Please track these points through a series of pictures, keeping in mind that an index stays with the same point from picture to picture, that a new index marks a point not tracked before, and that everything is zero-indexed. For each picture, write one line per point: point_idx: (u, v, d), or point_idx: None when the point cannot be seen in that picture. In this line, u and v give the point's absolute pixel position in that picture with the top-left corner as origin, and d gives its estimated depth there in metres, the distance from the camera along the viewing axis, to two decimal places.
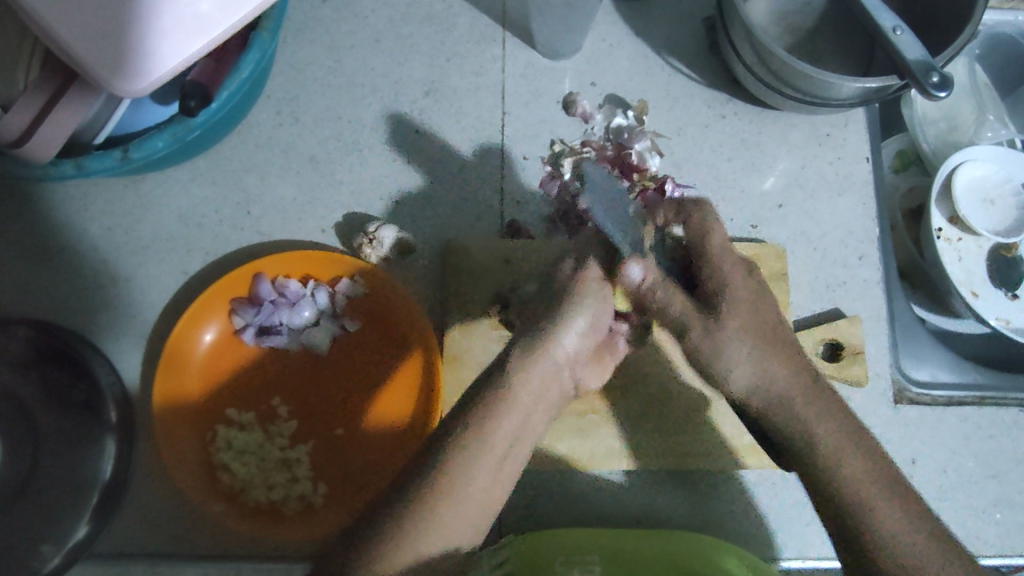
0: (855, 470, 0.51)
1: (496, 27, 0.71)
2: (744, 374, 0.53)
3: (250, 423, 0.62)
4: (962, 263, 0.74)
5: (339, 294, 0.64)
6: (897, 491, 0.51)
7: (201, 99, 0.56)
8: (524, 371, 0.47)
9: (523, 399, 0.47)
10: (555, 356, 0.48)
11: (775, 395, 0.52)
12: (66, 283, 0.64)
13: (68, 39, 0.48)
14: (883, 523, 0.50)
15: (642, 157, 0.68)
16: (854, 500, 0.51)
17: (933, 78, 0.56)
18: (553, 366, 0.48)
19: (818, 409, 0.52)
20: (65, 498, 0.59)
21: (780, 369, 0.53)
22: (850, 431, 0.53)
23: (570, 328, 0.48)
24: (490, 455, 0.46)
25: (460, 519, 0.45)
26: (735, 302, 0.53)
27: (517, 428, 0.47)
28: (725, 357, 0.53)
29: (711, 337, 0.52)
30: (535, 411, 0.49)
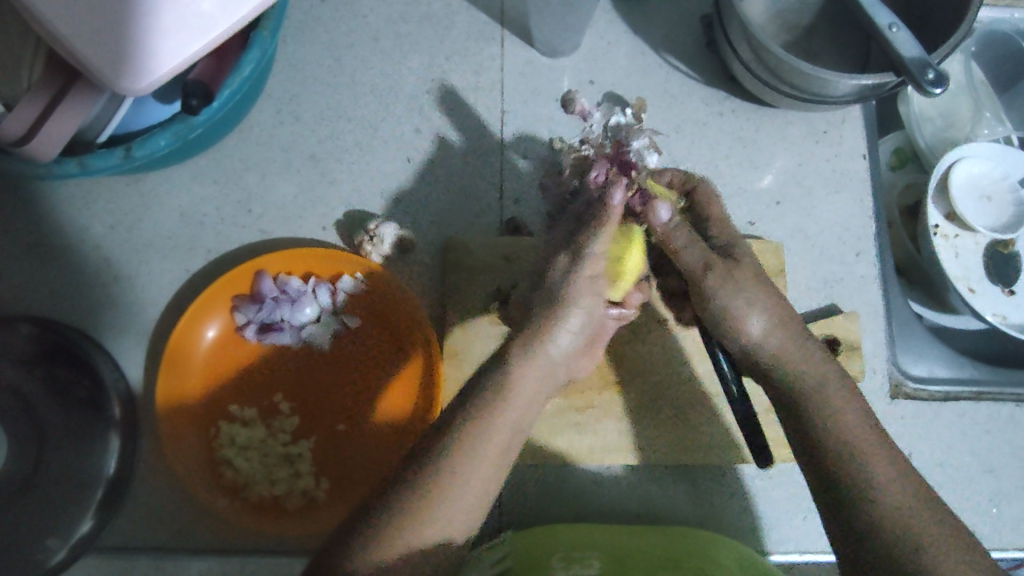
0: (853, 417, 0.50)
1: (494, 25, 0.72)
2: (757, 316, 0.52)
3: (253, 419, 0.63)
4: (959, 259, 0.74)
5: (340, 291, 0.64)
6: (881, 441, 0.49)
7: (202, 96, 0.56)
8: (523, 365, 0.49)
9: (521, 400, 0.49)
10: (552, 352, 0.50)
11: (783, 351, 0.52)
12: (71, 281, 0.64)
13: (71, 38, 0.49)
14: (870, 471, 0.48)
15: (641, 154, 0.67)
16: (842, 448, 0.49)
17: (929, 75, 0.56)
18: (552, 363, 0.50)
19: (813, 357, 0.52)
20: (70, 494, 0.59)
21: (783, 334, 0.52)
22: (837, 375, 0.52)
23: (565, 323, 0.50)
24: (488, 458, 0.47)
25: (456, 509, 0.47)
26: (744, 250, 0.55)
27: (516, 421, 0.49)
28: (739, 301, 0.52)
29: (730, 277, 0.52)
30: (533, 409, 0.50)
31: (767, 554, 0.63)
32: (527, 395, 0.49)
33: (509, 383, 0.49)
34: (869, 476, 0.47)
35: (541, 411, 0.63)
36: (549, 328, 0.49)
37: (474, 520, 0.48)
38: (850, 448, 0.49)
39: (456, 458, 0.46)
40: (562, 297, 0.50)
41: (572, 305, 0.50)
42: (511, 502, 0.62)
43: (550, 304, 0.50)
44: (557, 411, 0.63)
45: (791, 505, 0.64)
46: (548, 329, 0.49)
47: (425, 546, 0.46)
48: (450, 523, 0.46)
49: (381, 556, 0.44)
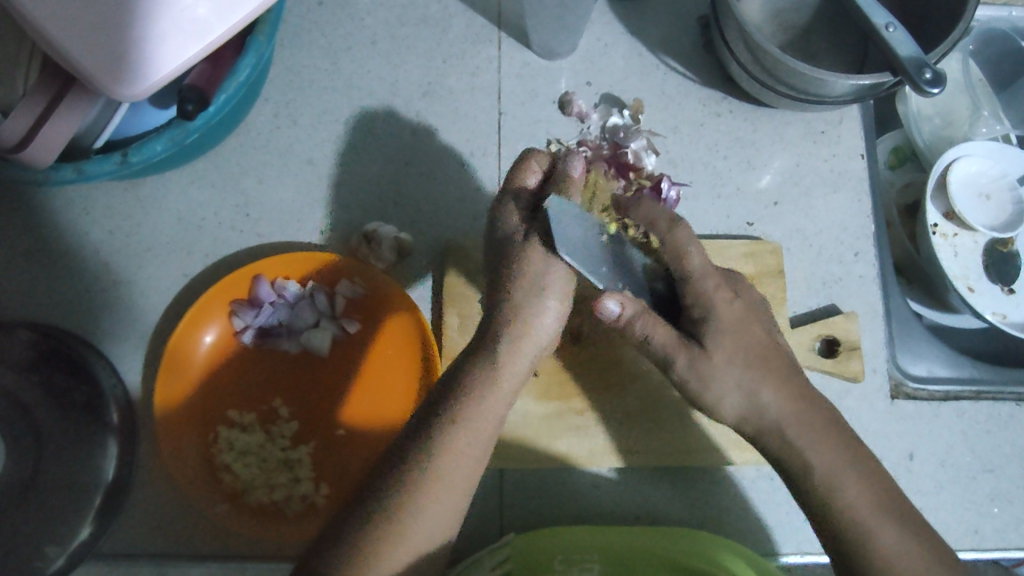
0: (849, 487, 0.52)
1: (491, 28, 0.72)
2: (733, 400, 0.54)
3: (252, 424, 0.62)
4: (958, 258, 0.74)
5: (338, 295, 0.64)
6: (889, 509, 0.52)
7: (198, 103, 0.56)
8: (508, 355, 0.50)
9: (507, 380, 0.50)
10: (535, 335, 0.51)
11: (768, 427, 0.54)
12: (68, 286, 0.64)
13: (66, 43, 0.49)
14: (878, 541, 0.51)
15: (637, 155, 0.68)
16: (847, 521, 0.52)
17: (927, 75, 0.56)
18: (535, 345, 0.51)
19: (808, 429, 0.53)
20: (67, 500, 0.59)
21: (771, 395, 0.54)
22: (841, 449, 0.53)
23: (545, 303, 0.51)
24: (478, 436, 0.48)
25: (452, 500, 0.47)
26: (721, 332, 0.54)
27: (503, 409, 0.50)
28: (711, 385, 0.54)
29: (696, 368, 0.53)
30: (517, 391, 0.51)
31: (770, 556, 0.63)
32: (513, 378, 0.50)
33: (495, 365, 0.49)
34: (878, 548, 0.51)
35: (540, 415, 0.63)
36: (532, 309, 0.51)
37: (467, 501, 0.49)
38: (856, 521, 0.52)
39: (447, 437, 0.47)
40: (530, 279, 0.51)
41: (546, 292, 0.51)
42: (510, 506, 0.62)
43: (524, 282, 0.51)
44: (557, 413, 0.63)
45: (791, 507, 0.64)
46: (524, 314, 0.51)
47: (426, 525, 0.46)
48: (446, 501, 0.47)
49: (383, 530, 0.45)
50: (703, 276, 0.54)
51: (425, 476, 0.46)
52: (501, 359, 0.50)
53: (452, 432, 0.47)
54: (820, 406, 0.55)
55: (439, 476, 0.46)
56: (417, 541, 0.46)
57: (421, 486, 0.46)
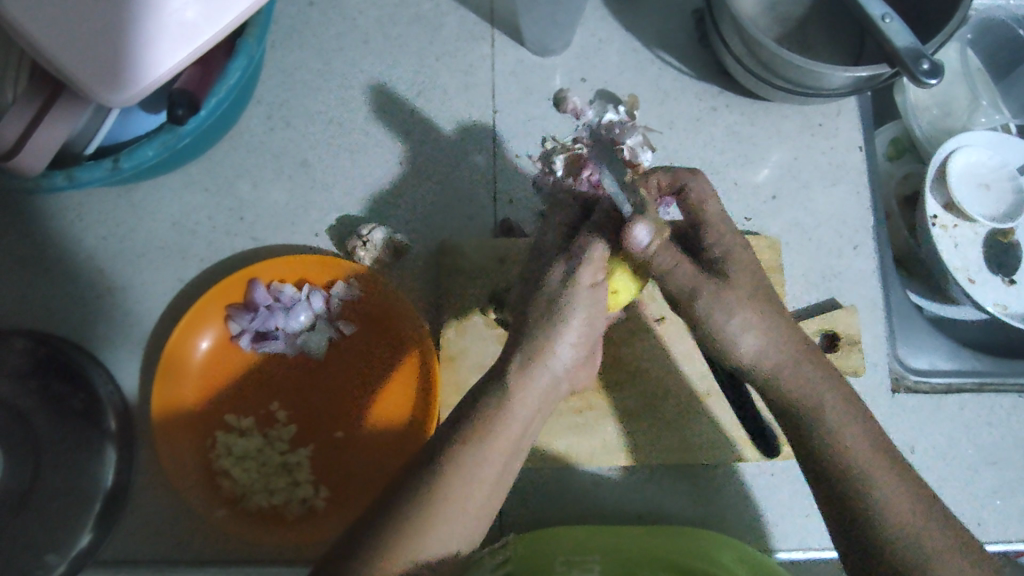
0: (854, 437, 0.49)
1: (484, 25, 0.71)
2: (755, 335, 0.50)
3: (250, 429, 0.62)
4: (958, 249, 0.73)
5: (334, 297, 0.64)
6: (888, 456, 0.49)
7: (189, 107, 0.55)
8: (520, 389, 0.48)
9: (521, 412, 0.48)
10: (555, 365, 0.49)
11: (784, 362, 0.50)
12: (64, 294, 0.64)
13: (51, 49, 0.48)
14: (883, 499, 0.48)
15: (634, 152, 0.68)
16: (845, 466, 0.49)
17: (924, 65, 0.55)
18: (550, 380, 0.49)
19: (816, 370, 0.50)
20: (66, 509, 0.59)
21: (786, 331, 0.50)
22: (840, 392, 0.50)
23: (563, 338, 0.48)
24: (490, 473, 0.46)
25: (453, 538, 0.45)
26: (738, 269, 0.50)
27: (515, 443, 0.48)
28: (730, 323, 0.49)
29: (714, 303, 0.49)
30: (533, 417, 0.49)
31: (769, 553, 0.62)
32: (529, 407, 0.48)
33: (510, 396, 0.48)
34: (877, 500, 0.48)
35: None
36: (548, 348, 0.48)
37: (473, 540, 0.47)
38: (856, 470, 0.49)
39: (457, 478, 0.45)
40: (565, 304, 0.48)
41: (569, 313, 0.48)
42: (511, 506, 0.62)
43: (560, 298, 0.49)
44: (556, 412, 0.63)
45: (793, 502, 0.63)
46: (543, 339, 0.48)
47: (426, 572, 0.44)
48: (452, 537, 0.45)
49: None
50: (722, 220, 0.52)
51: (428, 516, 0.45)
52: (513, 387, 0.48)
53: (453, 464, 0.45)
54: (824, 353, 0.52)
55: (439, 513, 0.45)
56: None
57: (422, 527, 0.44)
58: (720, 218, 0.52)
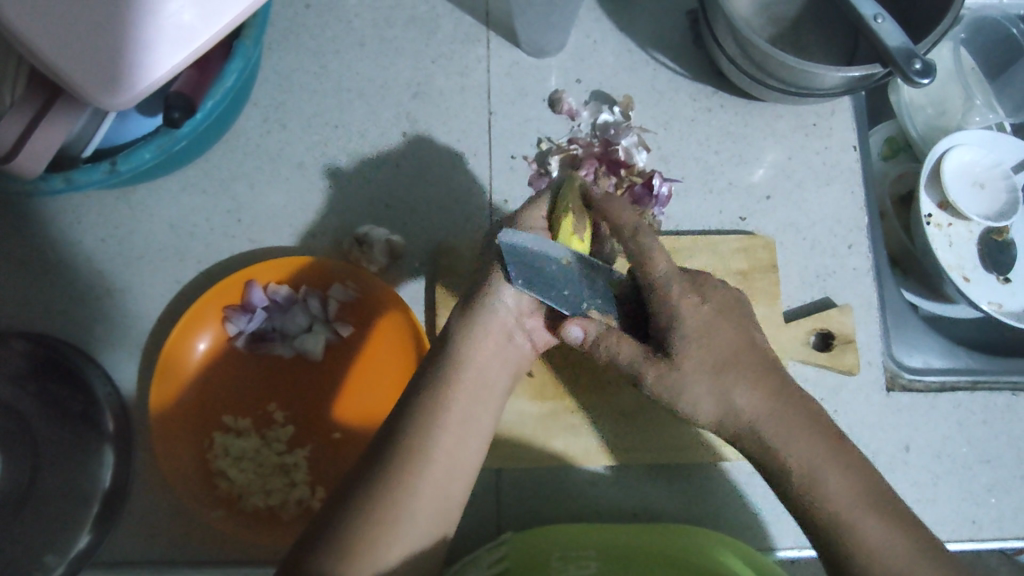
0: (828, 478, 0.51)
1: (480, 27, 0.72)
2: (707, 407, 0.52)
3: (248, 429, 0.63)
4: (953, 248, 0.74)
5: (331, 298, 0.64)
6: (871, 499, 0.51)
7: (184, 110, 0.56)
8: (468, 338, 0.52)
9: (474, 364, 0.52)
10: (498, 321, 0.53)
11: (738, 429, 0.53)
12: (63, 296, 0.64)
13: (48, 52, 0.48)
14: (859, 534, 0.50)
15: (629, 152, 0.68)
16: (815, 505, 0.51)
17: (916, 65, 0.56)
18: (499, 329, 0.53)
19: (779, 428, 0.52)
20: (65, 509, 0.59)
21: (745, 398, 0.52)
22: (818, 443, 0.52)
23: (504, 292, 0.53)
24: (456, 422, 0.50)
25: (431, 494, 0.48)
26: (688, 337, 0.52)
27: (474, 392, 0.51)
28: (685, 395, 0.52)
29: (664, 380, 0.52)
30: (487, 368, 0.52)
31: (766, 551, 0.63)
32: (480, 359, 0.52)
33: (460, 352, 0.52)
34: (860, 540, 0.50)
35: (536, 414, 0.63)
36: (490, 300, 0.52)
37: (453, 496, 0.49)
38: (833, 517, 0.50)
39: (425, 428, 0.48)
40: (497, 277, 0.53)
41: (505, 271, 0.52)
42: (508, 506, 0.62)
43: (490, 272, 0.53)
44: (553, 412, 0.63)
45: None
46: (485, 296, 0.52)
47: (412, 516, 0.47)
48: (429, 491, 0.48)
49: (370, 522, 0.46)
50: (671, 281, 0.51)
51: (406, 467, 0.47)
52: (463, 345, 0.52)
53: (419, 418, 0.49)
54: (790, 401, 0.53)
55: (414, 466, 0.47)
56: (407, 528, 0.47)
57: (404, 477, 0.47)
58: (665, 282, 0.51)
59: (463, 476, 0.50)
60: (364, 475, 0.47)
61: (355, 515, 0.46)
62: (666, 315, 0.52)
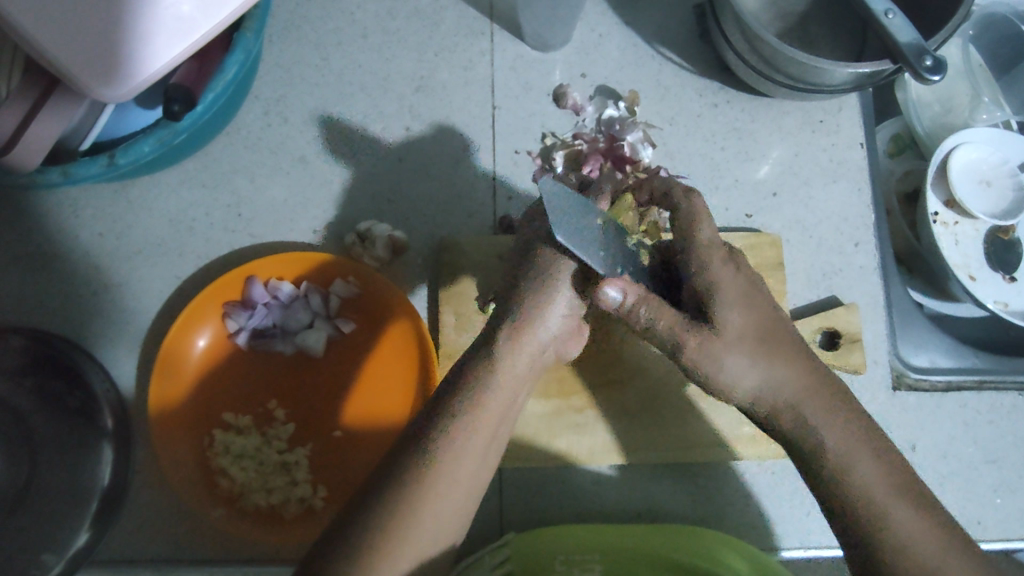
0: (862, 465, 0.50)
1: (483, 20, 0.71)
2: (749, 379, 0.50)
3: (248, 427, 0.62)
4: (959, 247, 0.73)
5: (332, 294, 0.63)
6: (902, 486, 0.51)
7: (184, 103, 0.55)
8: (510, 357, 0.48)
9: (506, 384, 0.48)
10: (536, 341, 0.49)
11: (781, 405, 0.51)
12: (60, 291, 0.63)
13: (46, 43, 0.47)
14: (892, 524, 0.49)
15: (634, 148, 0.67)
16: (854, 495, 0.50)
17: (927, 62, 0.55)
18: (537, 347, 0.49)
19: (822, 406, 0.51)
20: (65, 506, 0.59)
21: (787, 371, 0.50)
22: (852, 426, 0.51)
23: (554, 310, 0.49)
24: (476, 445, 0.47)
25: (440, 517, 0.46)
26: (728, 305, 0.50)
27: (502, 413, 0.49)
28: (723, 366, 0.49)
29: (707, 348, 0.49)
30: (517, 388, 0.49)
31: (770, 551, 0.62)
32: (514, 380, 0.49)
33: (494, 371, 0.48)
34: (894, 530, 0.49)
35: (539, 413, 0.62)
36: (537, 318, 0.48)
37: (462, 512, 0.48)
38: (869, 503, 0.50)
39: (448, 448, 0.46)
40: (551, 278, 0.48)
41: (559, 285, 0.48)
42: (510, 507, 0.62)
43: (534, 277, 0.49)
44: (555, 412, 0.62)
45: (793, 501, 0.63)
46: (531, 311, 0.48)
47: (416, 537, 0.46)
48: (441, 515, 0.46)
49: (379, 542, 0.45)
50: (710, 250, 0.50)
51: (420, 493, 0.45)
52: (501, 364, 0.48)
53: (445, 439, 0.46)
54: (833, 386, 0.52)
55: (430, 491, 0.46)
56: (416, 546, 0.46)
57: (418, 496, 0.45)
58: (709, 245, 0.50)
59: (472, 494, 0.48)
60: (377, 502, 0.45)
61: (367, 537, 0.45)
62: (702, 279, 0.50)
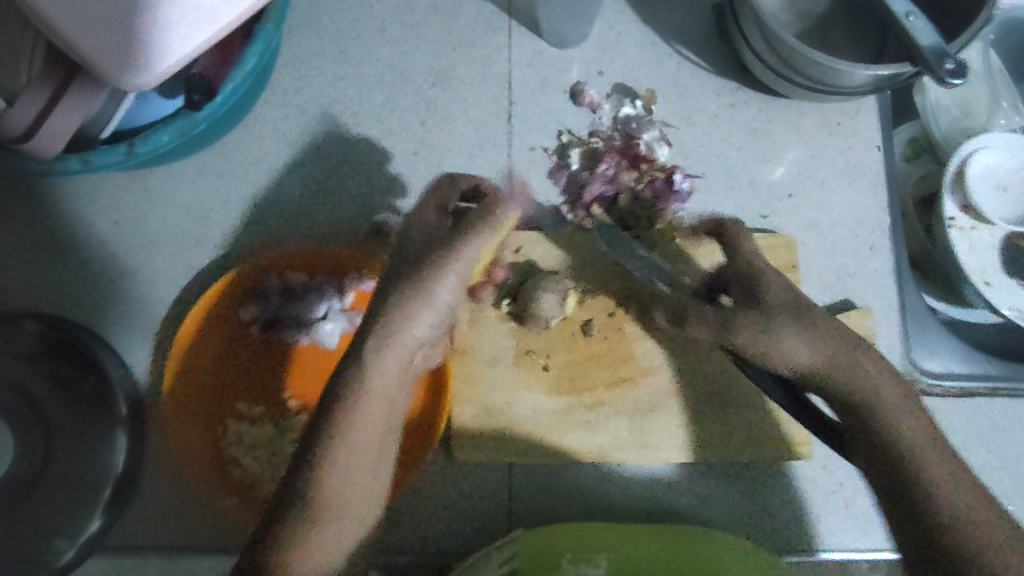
0: (900, 429, 0.52)
1: (502, 16, 0.70)
2: (797, 352, 0.53)
3: (261, 417, 0.63)
4: (974, 253, 0.73)
5: (349, 287, 0.63)
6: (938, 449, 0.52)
7: (204, 93, 0.57)
8: (411, 322, 0.51)
9: (397, 351, 0.51)
10: (432, 305, 0.52)
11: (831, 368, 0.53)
12: (75, 278, 0.64)
13: (71, 32, 0.48)
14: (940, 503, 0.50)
15: (650, 147, 0.67)
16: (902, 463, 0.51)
17: (948, 65, 0.55)
18: (428, 315, 0.52)
19: (849, 359, 0.53)
20: (79, 493, 0.60)
21: (828, 339, 0.53)
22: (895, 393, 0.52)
23: (449, 264, 0.53)
24: (374, 415, 0.50)
25: (348, 488, 0.49)
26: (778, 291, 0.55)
27: (392, 383, 0.51)
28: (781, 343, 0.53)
29: (761, 330, 0.53)
30: (402, 357, 0.52)
31: (780, 551, 0.63)
32: (404, 349, 0.51)
33: (391, 335, 0.51)
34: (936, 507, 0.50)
35: (551, 409, 0.62)
36: (438, 271, 0.52)
37: (371, 482, 0.51)
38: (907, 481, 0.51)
39: (342, 415, 0.49)
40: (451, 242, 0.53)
41: (459, 245, 0.53)
42: (520, 502, 0.62)
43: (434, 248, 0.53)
44: (568, 409, 0.62)
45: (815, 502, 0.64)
46: (424, 276, 0.52)
47: (348, 502, 0.49)
48: (349, 484, 0.49)
49: (309, 516, 0.48)
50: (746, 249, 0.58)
51: (332, 463, 0.48)
52: (400, 328, 0.51)
53: (353, 403, 0.49)
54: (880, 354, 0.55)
55: (337, 459, 0.48)
56: (339, 517, 0.48)
57: (334, 468, 0.48)
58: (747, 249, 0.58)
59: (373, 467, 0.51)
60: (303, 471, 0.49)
61: (300, 503, 0.48)
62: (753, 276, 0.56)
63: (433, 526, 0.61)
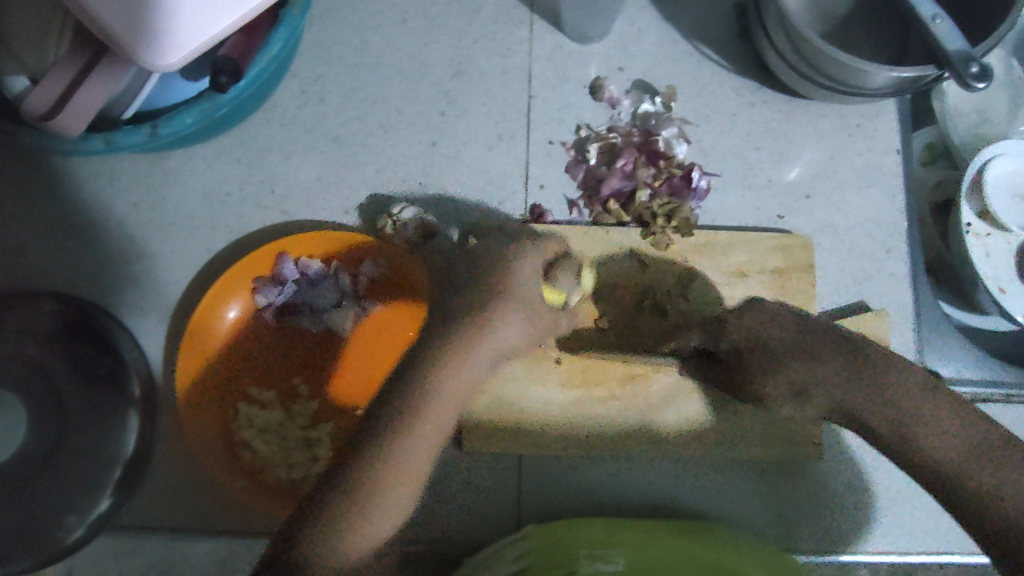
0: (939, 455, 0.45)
1: (523, 9, 0.70)
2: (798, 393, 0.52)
3: (272, 401, 0.63)
4: (990, 259, 0.72)
5: (362, 275, 0.64)
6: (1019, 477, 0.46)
7: (231, 74, 0.55)
8: (482, 332, 0.48)
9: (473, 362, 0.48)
10: (511, 315, 0.49)
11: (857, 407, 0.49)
12: (92, 259, 0.64)
13: (99, 10, 0.48)
14: None
15: (670, 143, 0.68)
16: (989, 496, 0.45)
17: (973, 69, 0.55)
18: (504, 329, 0.49)
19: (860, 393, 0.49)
20: (92, 472, 0.60)
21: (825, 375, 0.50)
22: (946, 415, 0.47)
23: (517, 266, 0.50)
24: (433, 422, 0.46)
25: (393, 500, 0.45)
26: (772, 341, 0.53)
27: (461, 393, 0.48)
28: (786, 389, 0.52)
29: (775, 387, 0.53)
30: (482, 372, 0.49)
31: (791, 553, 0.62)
32: (478, 360, 0.48)
33: (456, 345, 0.47)
34: None
35: (561, 403, 0.62)
36: (505, 274, 0.50)
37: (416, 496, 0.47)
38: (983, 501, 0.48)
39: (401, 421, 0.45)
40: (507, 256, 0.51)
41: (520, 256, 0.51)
42: (530, 494, 0.62)
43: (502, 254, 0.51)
44: (578, 404, 0.62)
45: (866, 508, 0.63)
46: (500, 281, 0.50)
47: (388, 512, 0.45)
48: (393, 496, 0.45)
49: (342, 523, 0.44)
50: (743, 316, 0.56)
51: (384, 470, 0.44)
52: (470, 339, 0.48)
53: (414, 407, 0.46)
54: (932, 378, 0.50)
55: (388, 467, 0.45)
56: (374, 531, 0.45)
57: (382, 475, 0.44)
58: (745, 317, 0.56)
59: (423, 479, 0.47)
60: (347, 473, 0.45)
61: (336, 509, 0.44)
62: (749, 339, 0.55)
63: (442, 516, 0.61)
